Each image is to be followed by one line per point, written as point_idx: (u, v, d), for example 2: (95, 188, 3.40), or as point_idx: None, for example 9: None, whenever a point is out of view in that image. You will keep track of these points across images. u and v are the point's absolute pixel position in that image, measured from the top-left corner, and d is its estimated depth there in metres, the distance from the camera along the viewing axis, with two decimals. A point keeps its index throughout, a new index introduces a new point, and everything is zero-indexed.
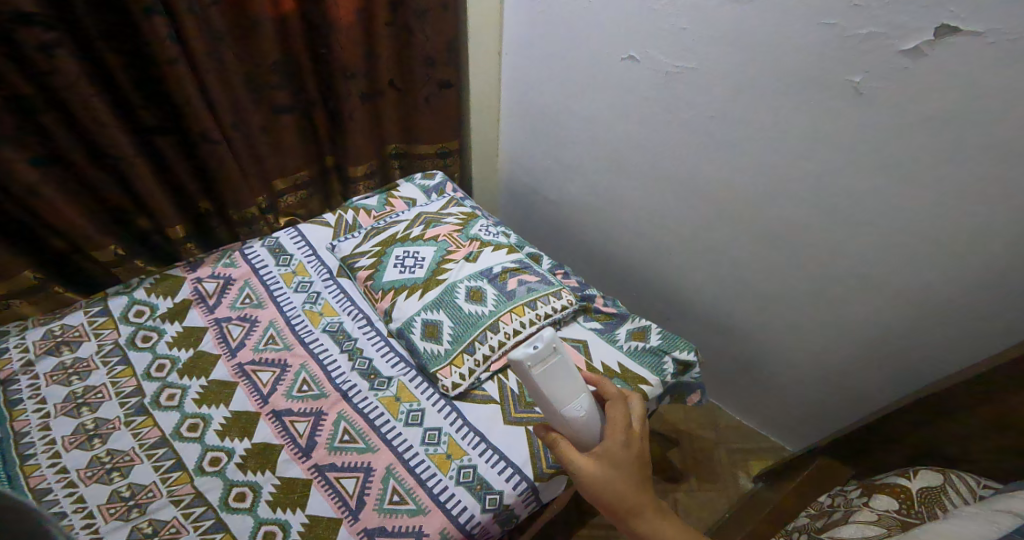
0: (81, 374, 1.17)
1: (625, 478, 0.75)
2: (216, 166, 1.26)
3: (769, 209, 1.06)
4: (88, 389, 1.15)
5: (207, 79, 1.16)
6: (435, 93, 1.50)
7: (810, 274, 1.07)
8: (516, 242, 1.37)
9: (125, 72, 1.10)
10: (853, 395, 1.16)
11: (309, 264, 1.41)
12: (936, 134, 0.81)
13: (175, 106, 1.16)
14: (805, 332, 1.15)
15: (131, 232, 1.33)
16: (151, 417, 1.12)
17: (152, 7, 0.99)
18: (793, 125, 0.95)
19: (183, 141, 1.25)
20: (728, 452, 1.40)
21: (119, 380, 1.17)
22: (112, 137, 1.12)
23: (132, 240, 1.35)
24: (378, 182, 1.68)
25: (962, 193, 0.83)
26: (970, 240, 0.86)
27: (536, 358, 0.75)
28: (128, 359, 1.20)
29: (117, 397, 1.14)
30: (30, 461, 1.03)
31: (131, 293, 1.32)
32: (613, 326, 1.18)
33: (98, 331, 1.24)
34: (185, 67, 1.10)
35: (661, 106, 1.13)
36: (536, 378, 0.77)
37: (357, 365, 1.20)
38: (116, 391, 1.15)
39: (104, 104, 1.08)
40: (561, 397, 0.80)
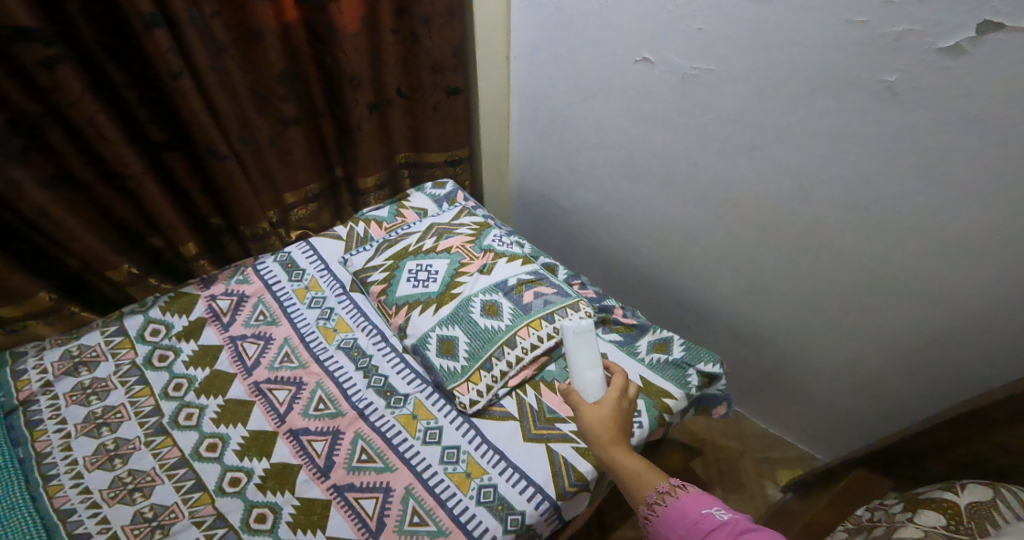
0: (100, 393, 1.17)
1: (615, 420, 0.79)
2: (225, 180, 1.25)
3: (796, 214, 1.03)
4: (107, 408, 1.15)
5: (211, 92, 1.14)
6: (444, 100, 1.47)
7: (841, 281, 1.03)
8: (530, 252, 1.34)
9: (129, 87, 1.08)
10: (888, 404, 1.12)
11: (322, 279, 1.40)
12: (978, 135, 0.77)
13: (180, 120, 1.14)
14: (835, 339, 1.11)
15: (144, 251, 1.33)
16: (170, 436, 1.11)
17: (152, 20, 0.97)
18: (822, 128, 0.91)
19: (189, 156, 1.23)
20: (755, 462, 1.37)
21: (137, 400, 1.17)
22: (119, 153, 1.10)
23: (145, 258, 1.34)
24: (388, 192, 1.66)
25: (1007, 196, 0.78)
26: (1016, 245, 0.81)
27: (578, 326, 0.91)
28: (146, 379, 1.20)
29: (136, 416, 1.14)
30: (53, 481, 1.03)
31: (147, 312, 1.31)
32: (633, 337, 1.15)
33: (115, 351, 1.24)
34: (189, 80, 1.08)
35: (678, 109, 1.10)
36: (572, 344, 0.89)
37: (373, 383, 1.19)
38: (136, 411, 1.15)
39: (108, 122, 1.06)
40: (582, 362, 0.87)
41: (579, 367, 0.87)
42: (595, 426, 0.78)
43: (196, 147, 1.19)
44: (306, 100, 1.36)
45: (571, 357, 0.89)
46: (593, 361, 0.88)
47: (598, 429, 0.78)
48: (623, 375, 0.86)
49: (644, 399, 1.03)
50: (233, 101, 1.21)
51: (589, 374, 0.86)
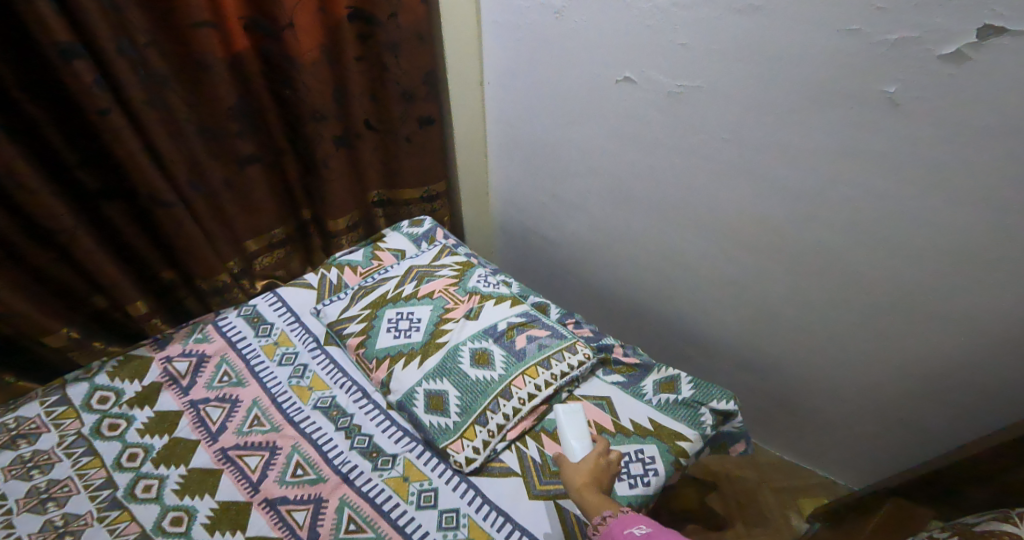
0: (44, 466, 1.04)
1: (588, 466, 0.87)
2: (173, 229, 1.14)
3: (797, 235, 0.98)
4: (52, 481, 1.01)
5: (150, 129, 1.03)
6: (416, 131, 1.40)
7: (852, 302, 0.98)
8: (519, 292, 1.26)
9: (55, 129, 0.97)
10: (910, 425, 1.07)
11: (293, 332, 1.29)
12: (989, 146, 0.72)
13: (115, 162, 1.03)
14: (848, 361, 1.06)
15: (86, 312, 1.20)
16: (127, 511, 0.98)
17: (70, 50, 0.87)
18: (820, 145, 0.86)
19: (131, 202, 1.12)
20: (774, 492, 1.33)
21: (86, 472, 1.03)
22: (48, 206, 0.98)
23: (88, 319, 1.21)
24: (362, 233, 1.57)
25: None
26: None
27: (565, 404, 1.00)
28: (95, 449, 1.07)
29: (86, 490, 1.01)
30: None
31: (93, 378, 1.18)
32: (637, 378, 1.08)
33: (58, 422, 1.11)
34: (120, 115, 0.97)
35: (665, 130, 1.04)
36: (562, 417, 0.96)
37: (356, 444, 1.08)
38: (85, 483, 1.02)
39: (33, 169, 0.95)
40: (573, 431, 0.93)
41: (569, 436, 0.93)
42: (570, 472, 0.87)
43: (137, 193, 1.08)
44: (264, 138, 1.27)
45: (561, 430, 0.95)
46: (581, 430, 0.94)
47: (572, 473, 0.86)
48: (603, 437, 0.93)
49: (656, 444, 0.97)
50: (176, 140, 1.11)
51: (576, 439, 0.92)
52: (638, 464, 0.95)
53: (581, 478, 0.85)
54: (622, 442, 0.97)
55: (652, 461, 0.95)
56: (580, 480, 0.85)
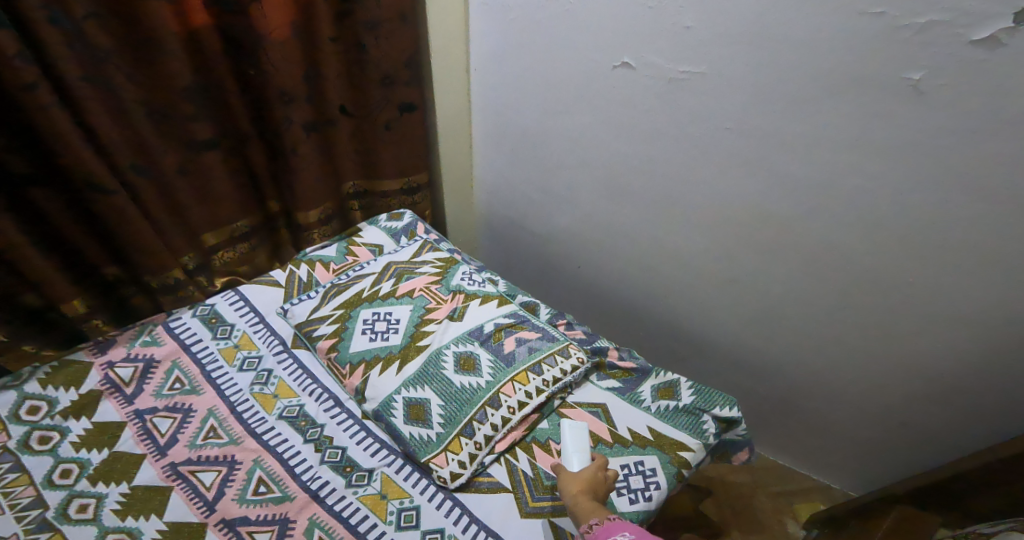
0: None
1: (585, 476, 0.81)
2: (116, 221, 1.03)
3: (804, 232, 0.92)
4: None
5: (89, 110, 0.92)
6: (396, 118, 1.30)
7: (860, 303, 0.93)
8: (506, 291, 1.18)
9: None
10: (914, 430, 1.03)
11: (255, 334, 1.19)
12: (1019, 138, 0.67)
13: (45, 145, 0.91)
14: (852, 364, 1.01)
15: (17, 314, 1.06)
16: (58, 534, 0.87)
17: None
18: (834, 136, 0.80)
19: (66, 191, 0.99)
20: (769, 497, 1.29)
21: (11, 490, 0.91)
22: None
23: (20, 326, 1.07)
24: (336, 227, 1.46)
25: None
26: None
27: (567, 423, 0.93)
28: (22, 465, 0.95)
29: (10, 511, 0.89)
30: None
31: (21, 386, 1.05)
32: (633, 383, 1.01)
33: None
34: (49, 92, 0.86)
35: (664, 119, 0.97)
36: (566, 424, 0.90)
37: (327, 457, 0.98)
38: (9, 504, 0.89)
39: None
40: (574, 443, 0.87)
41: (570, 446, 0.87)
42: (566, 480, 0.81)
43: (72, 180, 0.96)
44: (225, 120, 1.15)
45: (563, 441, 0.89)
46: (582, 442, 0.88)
47: (567, 481, 0.81)
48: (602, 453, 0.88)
49: (657, 455, 0.90)
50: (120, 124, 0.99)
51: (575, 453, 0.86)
52: (638, 477, 0.88)
53: (575, 486, 0.79)
54: (620, 453, 0.91)
55: (653, 474, 0.88)
56: (574, 488, 0.79)
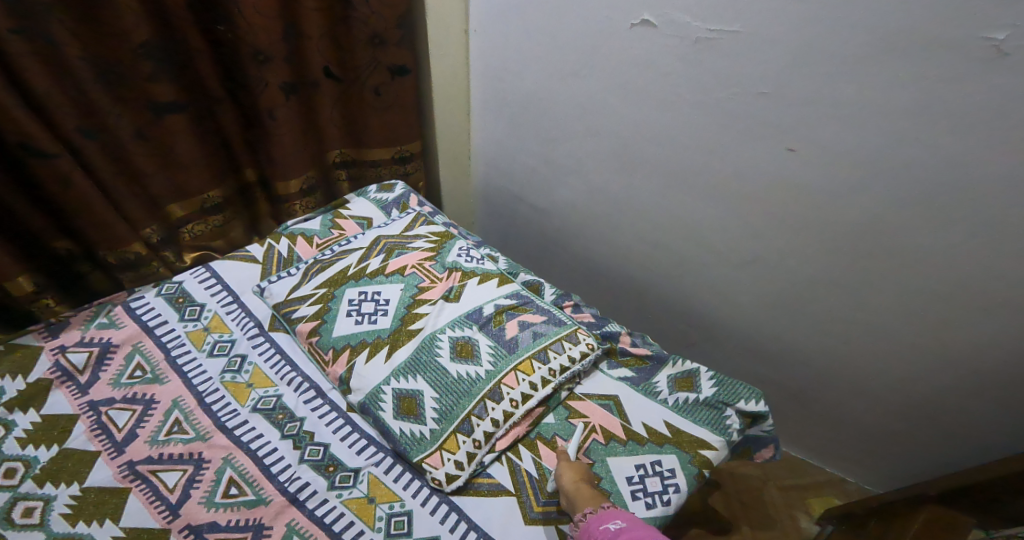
0: None
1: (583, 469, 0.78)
2: (61, 191, 0.92)
3: (843, 211, 0.83)
4: None
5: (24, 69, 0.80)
6: (386, 83, 1.17)
7: (900, 288, 0.85)
8: (506, 269, 1.07)
9: None
10: (946, 424, 0.96)
11: (228, 315, 1.07)
12: None
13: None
14: (886, 352, 0.93)
15: None
16: None
17: None
18: (890, 105, 0.70)
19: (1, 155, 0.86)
20: (781, 490, 1.22)
21: None
22: None
23: None
24: (320, 198, 1.34)
25: None
26: None
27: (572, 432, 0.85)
28: None
29: None
30: None
31: None
32: (648, 372, 0.92)
33: None
34: None
35: (689, 85, 0.86)
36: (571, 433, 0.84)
37: (307, 456, 0.87)
38: None
39: None
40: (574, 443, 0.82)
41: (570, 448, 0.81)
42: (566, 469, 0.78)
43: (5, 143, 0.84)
44: (190, 80, 1.02)
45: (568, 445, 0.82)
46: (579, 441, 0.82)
47: (566, 469, 0.77)
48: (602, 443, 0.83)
49: (677, 454, 0.81)
50: (64, 85, 0.87)
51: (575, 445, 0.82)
52: (655, 479, 0.79)
53: (575, 475, 0.76)
54: (634, 452, 0.82)
55: (672, 475, 0.79)
56: (574, 478, 0.76)
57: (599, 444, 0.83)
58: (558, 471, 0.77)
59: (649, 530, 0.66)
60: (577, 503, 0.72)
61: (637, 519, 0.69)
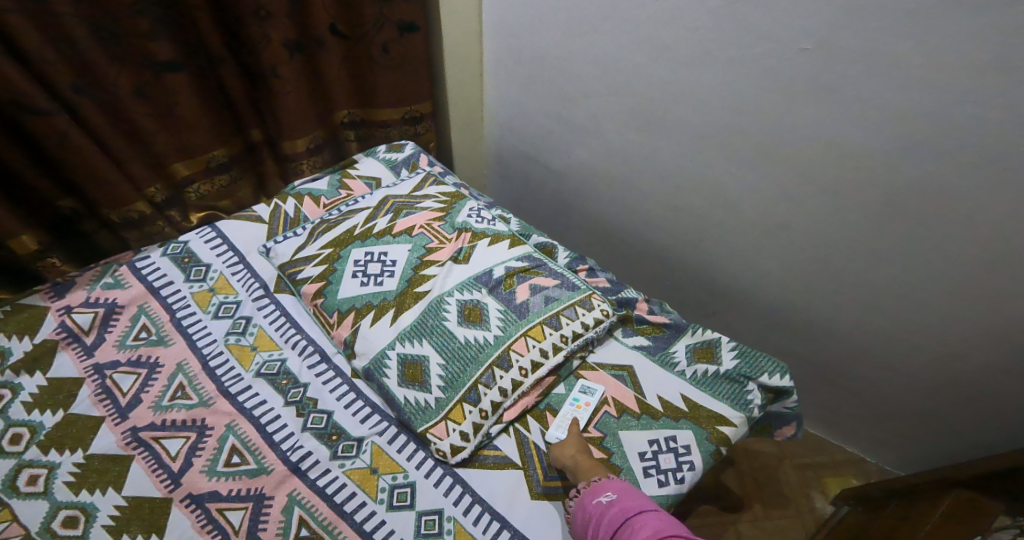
0: None
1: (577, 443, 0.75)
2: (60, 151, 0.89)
3: (884, 176, 0.76)
4: None
5: (11, 24, 0.76)
6: (395, 40, 1.11)
7: (945, 259, 0.78)
8: (519, 231, 1.02)
9: None
10: (983, 404, 0.90)
11: (233, 276, 1.05)
12: None
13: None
14: (922, 326, 0.87)
15: None
16: (6, 509, 0.75)
17: None
18: (952, 57, 0.62)
19: None
20: (796, 468, 1.18)
21: None
22: None
23: None
24: (328, 158, 1.29)
25: None
26: None
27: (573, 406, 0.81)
28: None
29: None
30: None
31: None
32: (666, 341, 0.88)
33: None
34: None
35: (721, 39, 0.79)
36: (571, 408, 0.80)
37: (310, 423, 0.84)
38: None
39: None
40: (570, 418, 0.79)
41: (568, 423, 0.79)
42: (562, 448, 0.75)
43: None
44: (190, 38, 0.96)
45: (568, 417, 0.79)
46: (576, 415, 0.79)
47: (562, 448, 0.75)
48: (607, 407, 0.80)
49: (693, 430, 0.76)
50: (55, 41, 0.82)
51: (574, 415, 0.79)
52: (669, 456, 0.74)
53: (574, 448, 0.74)
54: (649, 426, 0.77)
55: (687, 452, 0.75)
56: (572, 453, 0.74)
57: (610, 416, 0.79)
58: (555, 454, 0.75)
59: (639, 498, 0.66)
60: (581, 473, 0.70)
61: (629, 488, 0.68)
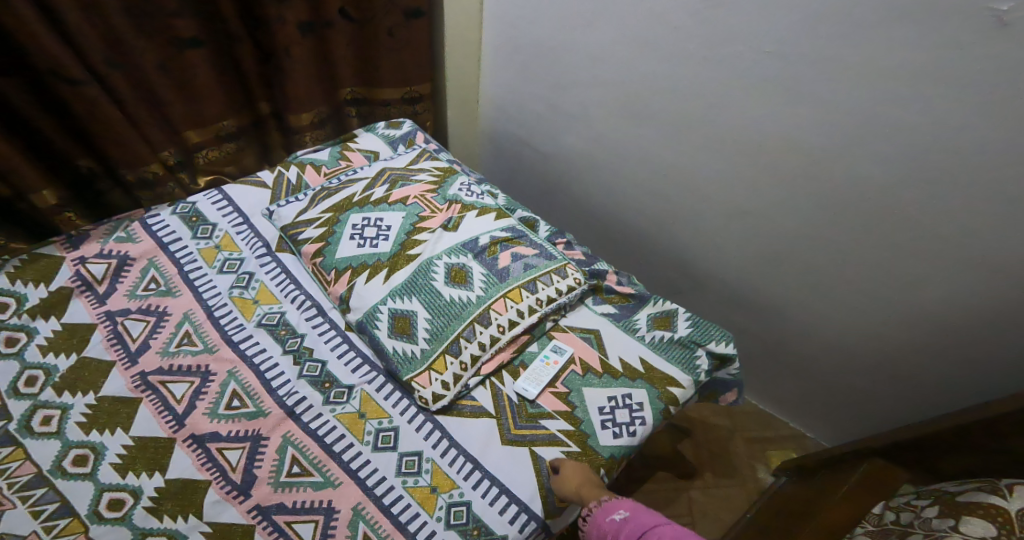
0: None
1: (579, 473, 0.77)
2: (87, 117, 0.96)
3: (831, 172, 0.84)
4: None
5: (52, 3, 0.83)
6: (401, 25, 1.18)
7: (878, 252, 0.88)
8: (505, 205, 1.11)
9: None
10: (906, 385, 1.01)
11: (238, 235, 1.12)
12: None
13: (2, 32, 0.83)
14: (857, 312, 0.97)
15: None
16: (20, 448, 0.83)
17: None
18: (891, 69, 0.70)
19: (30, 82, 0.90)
20: (745, 441, 1.31)
21: None
22: None
23: None
24: (330, 132, 1.37)
25: None
26: None
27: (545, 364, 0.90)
28: None
29: None
30: None
31: None
32: (630, 310, 0.98)
33: None
34: None
35: (698, 40, 0.87)
36: (542, 365, 0.90)
37: (306, 371, 0.93)
38: None
39: None
40: (541, 374, 0.89)
41: (539, 378, 0.88)
42: (564, 482, 0.76)
43: (35, 70, 0.88)
44: (211, 18, 1.03)
45: (540, 373, 0.89)
46: (546, 371, 0.89)
47: (563, 482, 0.76)
48: (574, 366, 0.90)
49: (646, 389, 0.87)
50: (90, 17, 0.89)
51: (545, 371, 0.89)
52: (624, 411, 0.85)
53: (576, 481, 0.76)
54: (608, 384, 0.87)
55: (640, 409, 0.85)
56: (574, 482, 0.76)
57: (576, 374, 0.89)
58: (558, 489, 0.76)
59: (654, 515, 0.73)
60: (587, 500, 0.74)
61: (642, 508, 0.75)
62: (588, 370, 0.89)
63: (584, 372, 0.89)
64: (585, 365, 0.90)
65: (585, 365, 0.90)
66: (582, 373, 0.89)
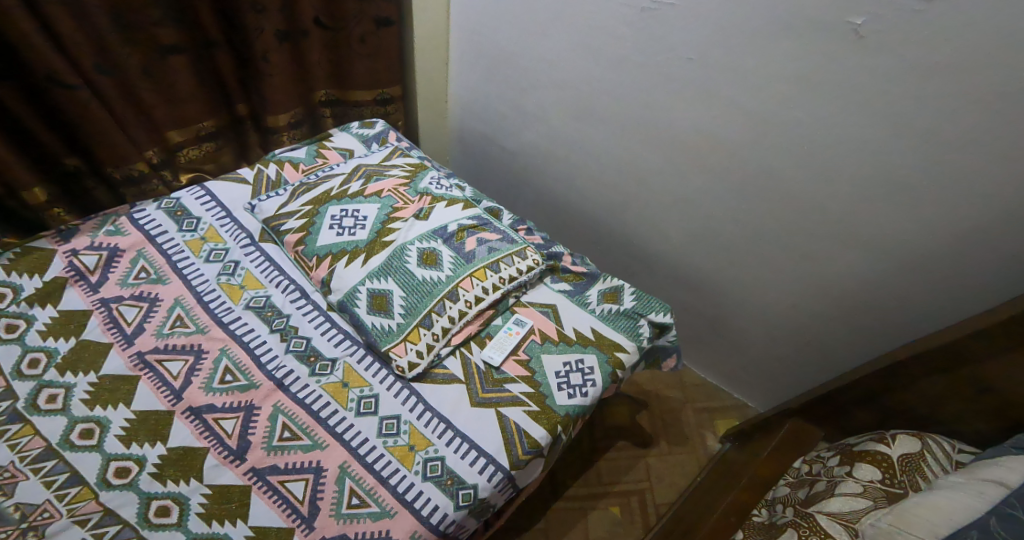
0: None
1: None
2: (77, 118, 1.03)
3: (748, 164, 0.97)
4: None
5: (49, 12, 0.91)
6: (372, 32, 1.27)
7: (790, 234, 1.01)
8: (472, 196, 1.22)
9: None
10: (823, 351, 1.16)
11: (222, 228, 1.20)
12: (933, 90, 0.72)
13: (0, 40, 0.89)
14: (778, 287, 1.12)
15: None
16: (29, 424, 0.89)
17: None
18: (784, 73, 0.83)
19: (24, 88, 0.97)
20: (695, 412, 1.45)
21: None
22: None
23: None
24: (306, 131, 1.45)
25: (946, 155, 0.76)
26: (949, 207, 0.81)
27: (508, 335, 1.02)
28: None
29: None
30: None
31: None
32: (583, 287, 1.12)
33: None
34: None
35: (633, 47, 0.99)
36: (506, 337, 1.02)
37: (292, 347, 1.03)
38: None
39: None
40: (506, 344, 1.01)
41: (504, 346, 1.01)
42: None
43: (30, 75, 0.95)
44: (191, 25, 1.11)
45: (505, 342, 1.01)
46: (510, 341, 1.01)
47: None
48: (534, 334, 1.03)
49: (596, 355, 1.00)
50: (81, 25, 0.96)
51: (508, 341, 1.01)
52: (577, 374, 0.98)
53: None
54: (564, 351, 1.00)
55: (591, 372, 0.98)
56: None
57: (536, 343, 1.02)
58: None
59: None
60: None
61: None
62: (546, 337, 1.02)
63: (542, 339, 1.02)
64: (542, 333, 1.03)
65: (542, 333, 1.03)
66: (540, 340, 1.02)
